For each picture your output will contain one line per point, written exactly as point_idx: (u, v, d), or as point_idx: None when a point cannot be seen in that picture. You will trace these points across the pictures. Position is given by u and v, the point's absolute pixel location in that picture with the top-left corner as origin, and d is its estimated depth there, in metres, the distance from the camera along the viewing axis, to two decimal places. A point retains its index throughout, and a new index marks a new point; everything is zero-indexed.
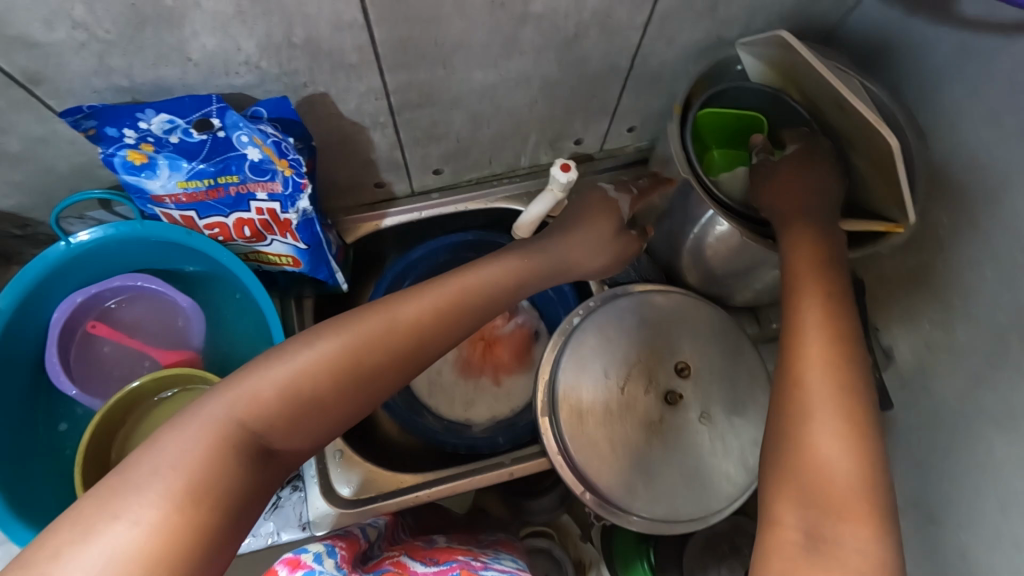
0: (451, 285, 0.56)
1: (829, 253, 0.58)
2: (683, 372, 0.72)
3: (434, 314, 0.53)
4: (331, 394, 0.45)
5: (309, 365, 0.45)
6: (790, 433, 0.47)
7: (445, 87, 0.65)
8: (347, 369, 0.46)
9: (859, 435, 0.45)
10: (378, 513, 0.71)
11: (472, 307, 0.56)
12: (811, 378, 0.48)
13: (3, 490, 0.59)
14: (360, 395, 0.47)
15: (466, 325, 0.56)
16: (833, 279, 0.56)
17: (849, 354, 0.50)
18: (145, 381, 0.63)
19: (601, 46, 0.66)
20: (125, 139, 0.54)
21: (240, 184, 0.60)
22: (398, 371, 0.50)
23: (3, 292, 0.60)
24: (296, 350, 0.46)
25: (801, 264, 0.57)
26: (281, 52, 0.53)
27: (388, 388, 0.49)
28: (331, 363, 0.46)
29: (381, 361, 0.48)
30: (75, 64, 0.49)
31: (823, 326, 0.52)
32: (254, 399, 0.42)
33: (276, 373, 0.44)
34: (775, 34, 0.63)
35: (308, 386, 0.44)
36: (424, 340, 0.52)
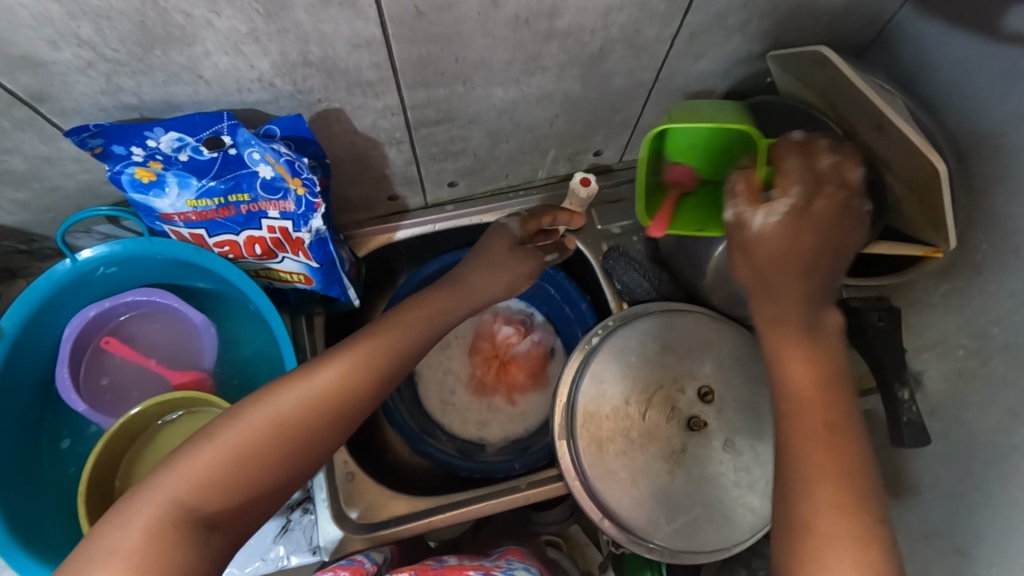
0: (380, 332, 0.57)
1: (830, 367, 0.49)
2: (706, 398, 0.69)
3: (365, 362, 0.54)
4: (267, 454, 0.47)
5: (241, 435, 0.46)
6: (797, 553, 0.44)
7: (464, 104, 0.62)
8: (280, 429, 0.48)
9: (868, 560, 0.43)
10: (390, 540, 0.69)
11: (401, 350, 0.57)
12: (820, 493, 0.45)
13: (15, 515, 0.57)
14: (299, 452, 0.49)
15: (397, 368, 0.56)
16: (835, 401, 0.48)
17: (857, 463, 0.46)
18: (148, 406, 0.62)
19: (626, 61, 0.63)
20: (133, 157, 0.52)
21: (251, 202, 0.58)
22: (336, 423, 0.51)
23: (7, 313, 0.59)
24: (226, 422, 0.47)
25: (801, 395, 0.49)
26: (295, 70, 0.51)
27: (328, 440, 0.51)
28: (263, 428, 0.47)
29: (314, 416, 0.50)
30: (82, 84, 0.47)
31: (830, 441, 0.46)
32: (189, 476, 0.44)
33: (209, 447, 0.46)
34: (811, 51, 0.62)
35: (244, 450, 0.46)
36: (360, 387, 0.53)
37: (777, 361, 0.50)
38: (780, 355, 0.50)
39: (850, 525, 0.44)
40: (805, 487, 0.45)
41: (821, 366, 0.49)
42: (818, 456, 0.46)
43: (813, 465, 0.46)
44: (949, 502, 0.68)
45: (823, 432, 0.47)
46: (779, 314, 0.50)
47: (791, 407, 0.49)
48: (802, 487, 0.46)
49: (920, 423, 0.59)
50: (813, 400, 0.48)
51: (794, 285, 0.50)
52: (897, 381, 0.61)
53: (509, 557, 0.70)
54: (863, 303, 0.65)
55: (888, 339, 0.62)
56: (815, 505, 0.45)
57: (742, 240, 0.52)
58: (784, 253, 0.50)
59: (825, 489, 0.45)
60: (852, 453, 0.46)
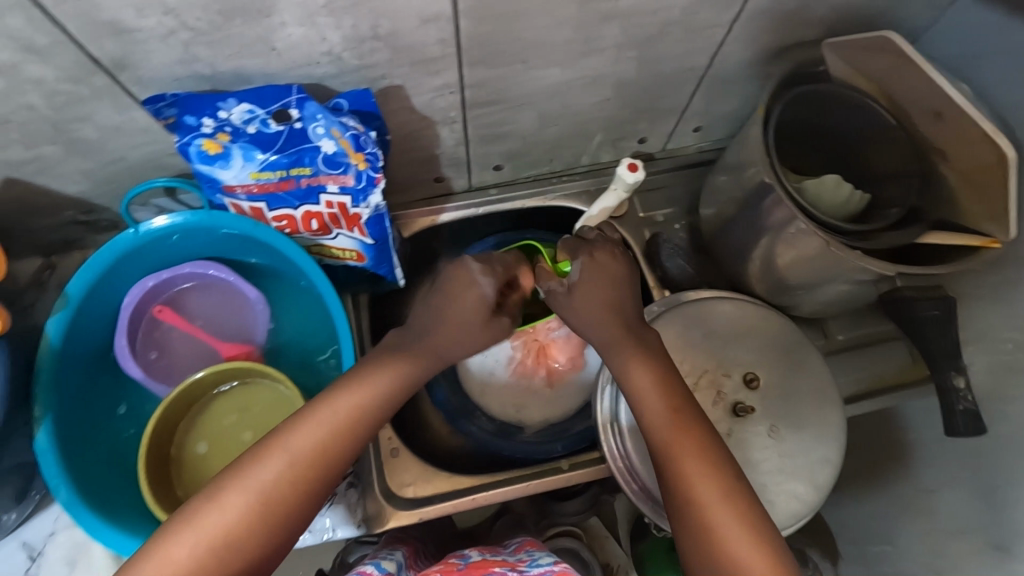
0: (356, 388, 0.54)
1: (666, 371, 0.59)
2: (752, 384, 0.70)
3: (341, 429, 0.51)
4: (254, 525, 0.45)
5: (220, 522, 0.45)
6: (696, 531, 0.51)
7: (520, 84, 0.63)
8: (258, 512, 0.46)
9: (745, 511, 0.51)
10: (434, 514, 0.70)
11: (380, 407, 0.54)
12: (693, 474, 0.53)
13: (79, 474, 0.59)
14: (280, 533, 0.47)
15: (373, 425, 0.54)
16: (678, 402, 0.57)
17: (710, 442, 0.55)
18: (207, 374, 0.63)
19: (682, 45, 0.63)
20: (202, 128, 0.53)
21: (312, 176, 0.59)
22: (314, 496, 0.49)
23: (74, 278, 0.61)
24: (202, 506, 0.45)
25: (649, 401, 0.58)
26: (363, 44, 0.51)
27: (317, 498, 0.49)
28: (241, 513, 0.45)
29: (291, 493, 0.47)
30: (161, 52, 0.48)
31: (688, 436, 0.55)
32: (169, 570, 0.43)
33: (188, 537, 0.44)
34: (876, 35, 0.61)
35: (232, 524, 0.45)
36: (345, 437, 0.51)
37: (623, 370, 0.60)
38: (626, 370, 0.59)
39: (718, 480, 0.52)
40: (681, 475, 0.53)
41: (663, 379, 0.59)
42: (679, 451, 0.54)
43: (681, 455, 0.54)
44: (991, 494, 0.67)
45: (679, 425, 0.56)
46: (609, 342, 0.61)
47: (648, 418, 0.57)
48: (678, 478, 0.53)
49: (976, 411, 0.60)
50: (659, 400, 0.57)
51: (606, 316, 0.61)
52: (953, 370, 0.61)
53: (528, 548, 0.68)
54: (918, 294, 0.65)
55: (942, 329, 0.63)
56: (692, 478, 0.52)
57: (564, 303, 0.63)
58: (591, 290, 0.61)
59: (698, 473, 0.53)
60: (706, 438, 0.55)
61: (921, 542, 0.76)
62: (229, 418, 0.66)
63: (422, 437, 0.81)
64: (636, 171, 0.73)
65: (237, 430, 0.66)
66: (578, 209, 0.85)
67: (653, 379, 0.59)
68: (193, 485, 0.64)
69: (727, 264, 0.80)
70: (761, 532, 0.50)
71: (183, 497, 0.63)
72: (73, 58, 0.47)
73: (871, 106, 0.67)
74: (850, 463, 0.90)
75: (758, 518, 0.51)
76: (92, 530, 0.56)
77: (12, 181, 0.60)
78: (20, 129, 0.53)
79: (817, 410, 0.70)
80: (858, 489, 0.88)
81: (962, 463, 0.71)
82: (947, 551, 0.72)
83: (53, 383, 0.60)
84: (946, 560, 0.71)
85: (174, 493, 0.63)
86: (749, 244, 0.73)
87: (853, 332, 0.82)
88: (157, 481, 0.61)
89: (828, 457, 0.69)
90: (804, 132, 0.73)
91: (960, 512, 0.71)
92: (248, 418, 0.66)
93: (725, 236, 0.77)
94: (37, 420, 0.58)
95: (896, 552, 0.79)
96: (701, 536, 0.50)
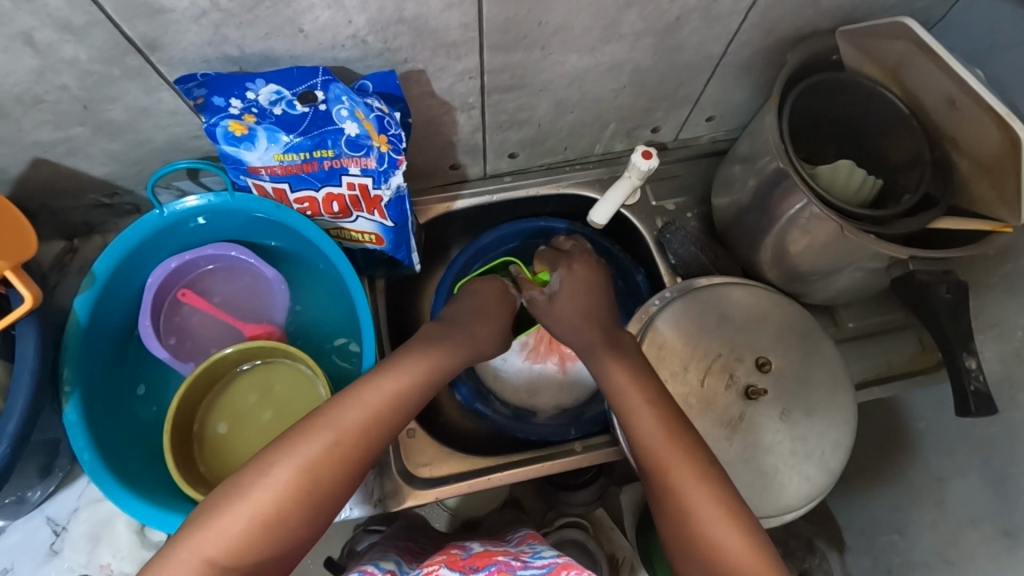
0: (394, 376, 0.55)
1: (640, 364, 0.63)
2: (764, 368, 0.71)
3: (379, 415, 0.52)
4: (298, 510, 0.47)
5: (266, 499, 0.46)
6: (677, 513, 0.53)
7: (539, 70, 0.64)
8: (303, 491, 0.47)
9: (720, 488, 0.52)
10: (450, 494, 0.72)
11: (415, 395, 0.56)
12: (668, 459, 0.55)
13: (104, 448, 0.60)
14: (320, 513, 0.48)
15: (408, 412, 0.55)
16: (654, 395, 0.60)
17: (683, 429, 0.57)
18: (231, 352, 0.66)
19: (700, 32, 0.64)
20: (229, 109, 0.55)
21: (335, 159, 0.60)
22: (352, 479, 0.50)
23: (102, 257, 0.62)
24: (251, 484, 0.46)
25: (627, 390, 0.61)
26: (388, 27, 0.53)
27: (354, 484, 0.51)
28: (287, 493, 0.47)
29: (333, 474, 0.49)
30: (192, 33, 0.49)
31: (664, 424, 0.57)
32: (216, 544, 0.44)
33: (235, 513, 0.45)
34: (894, 21, 0.62)
35: (275, 507, 0.46)
36: (382, 426, 0.52)
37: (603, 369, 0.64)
38: (603, 367, 0.64)
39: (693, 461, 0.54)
40: (660, 461, 0.55)
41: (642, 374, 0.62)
42: (657, 440, 0.56)
43: (660, 444, 0.56)
44: (1000, 483, 0.68)
45: (657, 412, 0.58)
46: (588, 345, 0.66)
47: (629, 411, 0.60)
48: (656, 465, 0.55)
49: (987, 392, 0.61)
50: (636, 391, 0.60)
51: (582, 322, 0.68)
52: (964, 352, 0.62)
53: (530, 541, 0.66)
54: (930, 277, 0.65)
55: (955, 314, 0.64)
56: (667, 463, 0.55)
57: (546, 313, 0.70)
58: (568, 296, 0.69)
59: (675, 460, 0.55)
60: (681, 429, 0.57)
61: (929, 532, 0.76)
62: (250, 398, 0.69)
63: (437, 421, 0.82)
64: (649, 159, 0.75)
65: (258, 409, 0.69)
66: (591, 197, 0.87)
67: (628, 373, 0.62)
68: (215, 461, 0.66)
69: (738, 252, 0.81)
70: (739, 507, 0.51)
71: (207, 473, 0.65)
72: (108, 37, 0.48)
73: (884, 95, 0.68)
74: (859, 453, 0.91)
75: (733, 497, 0.52)
76: (120, 501, 0.58)
77: (40, 161, 0.61)
78: (51, 109, 0.54)
79: (828, 396, 0.71)
80: (867, 479, 0.88)
81: (972, 451, 0.72)
82: (955, 540, 0.72)
83: (81, 359, 0.62)
84: (955, 548, 0.72)
85: (198, 468, 0.65)
86: (760, 231, 0.74)
87: (863, 321, 0.83)
88: (182, 456, 0.63)
89: (840, 441, 0.70)
90: (817, 121, 0.74)
91: (968, 499, 0.71)
92: (269, 397, 0.69)
93: (737, 224, 0.78)
94: (65, 395, 0.59)
95: (906, 542, 0.79)
96: (680, 517, 0.52)
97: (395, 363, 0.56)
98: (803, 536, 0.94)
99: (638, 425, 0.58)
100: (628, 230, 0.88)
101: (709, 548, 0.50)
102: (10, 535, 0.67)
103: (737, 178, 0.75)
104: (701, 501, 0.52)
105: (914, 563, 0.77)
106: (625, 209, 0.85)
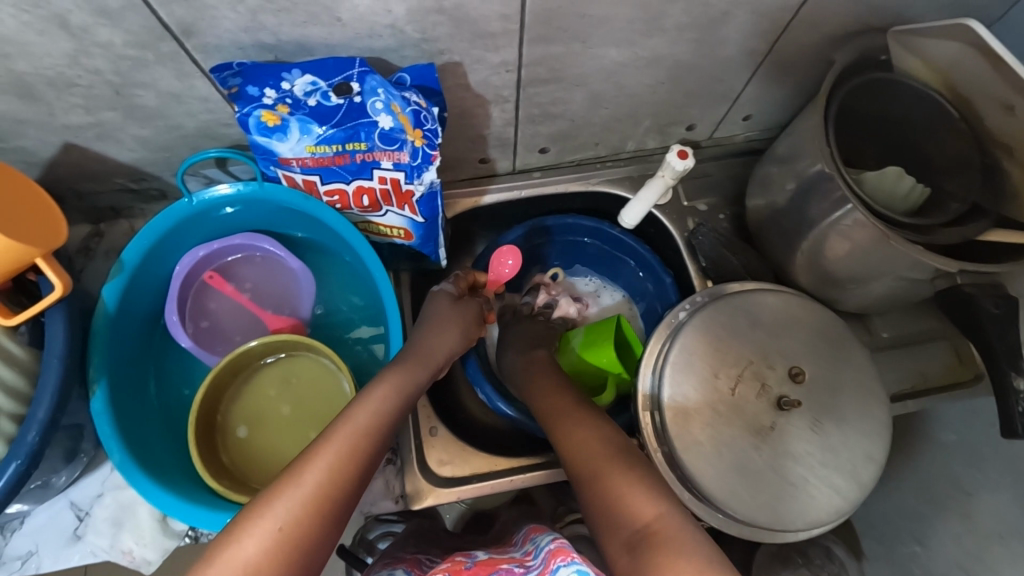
0: (354, 415, 0.53)
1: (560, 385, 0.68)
2: (798, 378, 0.68)
3: (347, 452, 0.50)
4: (275, 559, 0.43)
5: (240, 555, 0.42)
6: (595, 490, 0.51)
7: (577, 63, 0.62)
8: (280, 539, 0.44)
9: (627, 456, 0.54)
10: (472, 494, 0.71)
11: (383, 429, 0.54)
12: (576, 442, 0.57)
13: (128, 434, 0.60)
14: (303, 566, 0.44)
15: (380, 446, 0.53)
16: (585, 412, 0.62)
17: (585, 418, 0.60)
18: (257, 345, 0.66)
19: (746, 28, 0.62)
20: (263, 99, 0.53)
21: (367, 152, 0.58)
22: (336, 518, 0.47)
23: (133, 243, 0.62)
24: (222, 545, 0.43)
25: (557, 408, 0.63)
26: (427, 17, 0.51)
27: (338, 530, 0.47)
28: (260, 546, 0.43)
29: (311, 516, 0.45)
30: (229, 19, 0.48)
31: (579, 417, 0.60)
32: None
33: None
34: (956, 22, 0.59)
35: (251, 561, 0.42)
36: (356, 455, 0.50)
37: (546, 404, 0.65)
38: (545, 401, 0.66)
39: (598, 437, 0.57)
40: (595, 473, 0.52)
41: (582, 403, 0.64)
42: (598, 456, 0.54)
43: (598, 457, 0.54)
44: None
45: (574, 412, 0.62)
46: None
47: (568, 443, 0.58)
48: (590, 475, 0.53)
49: None
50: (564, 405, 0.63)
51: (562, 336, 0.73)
52: (1013, 371, 0.60)
53: (534, 536, 0.64)
54: (979, 289, 0.63)
55: (1005, 327, 0.61)
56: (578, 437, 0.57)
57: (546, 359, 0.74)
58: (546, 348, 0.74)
59: (608, 466, 0.52)
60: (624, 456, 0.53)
61: (952, 544, 0.74)
62: (271, 392, 0.69)
63: (460, 416, 0.82)
64: (686, 159, 0.73)
65: (278, 402, 0.68)
66: (620, 194, 0.85)
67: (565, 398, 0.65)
68: (238, 456, 0.66)
69: (771, 256, 0.79)
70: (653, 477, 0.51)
71: (230, 464, 0.65)
72: (144, 22, 0.47)
73: (932, 97, 0.65)
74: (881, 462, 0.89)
75: (642, 468, 0.52)
76: (146, 491, 0.58)
77: (70, 145, 0.60)
78: (84, 92, 0.54)
79: (860, 407, 0.69)
80: (886, 485, 0.86)
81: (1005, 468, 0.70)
82: (980, 553, 0.70)
83: (109, 345, 0.62)
84: (979, 562, 0.70)
85: (221, 460, 0.65)
86: (797, 235, 0.72)
87: (896, 330, 0.81)
88: (206, 448, 0.63)
89: (871, 453, 0.69)
90: (862, 122, 0.71)
91: (1001, 514, 0.69)
92: (288, 390, 0.69)
93: (773, 227, 0.76)
94: (91, 382, 0.59)
95: (927, 553, 0.77)
96: (595, 489, 0.51)
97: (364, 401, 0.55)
98: (821, 543, 0.90)
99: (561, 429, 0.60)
100: (657, 230, 0.86)
101: (606, 497, 0.50)
102: (36, 518, 0.68)
103: (774, 181, 0.73)
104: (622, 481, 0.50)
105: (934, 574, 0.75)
106: (655, 209, 0.83)
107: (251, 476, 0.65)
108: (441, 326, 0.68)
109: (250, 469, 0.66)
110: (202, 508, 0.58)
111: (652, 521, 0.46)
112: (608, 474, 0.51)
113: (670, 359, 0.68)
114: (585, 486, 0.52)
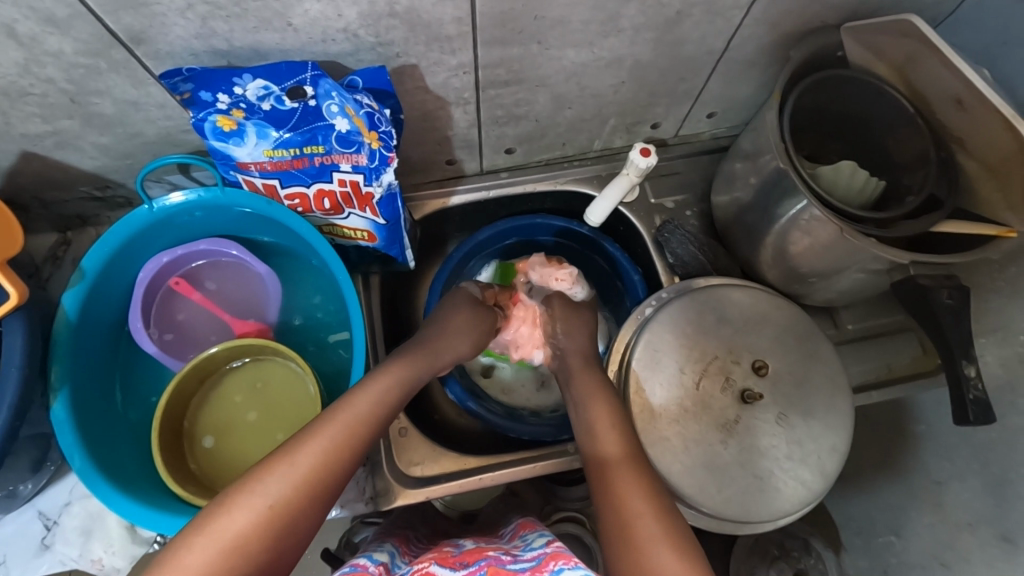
0: (355, 403, 0.56)
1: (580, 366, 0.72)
2: (761, 371, 0.69)
3: (344, 437, 0.53)
4: (261, 531, 0.45)
5: (230, 526, 0.45)
6: (610, 502, 0.55)
7: (535, 65, 0.63)
8: (271, 514, 0.46)
9: (638, 464, 0.58)
10: (443, 494, 0.71)
11: (382, 419, 0.57)
12: (603, 434, 0.62)
13: (91, 442, 0.60)
14: (287, 542, 0.46)
15: (372, 436, 0.55)
16: (616, 407, 0.65)
17: (615, 413, 0.64)
18: (221, 350, 0.66)
19: (702, 26, 0.62)
20: (217, 104, 0.54)
21: (325, 155, 0.59)
22: (321, 498, 0.49)
23: (95, 250, 0.62)
24: (216, 513, 0.45)
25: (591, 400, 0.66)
26: (380, 20, 0.51)
27: (324, 510, 0.49)
28: (251, 518, 0.45)
29: (300, 496, 0.48)
30: (178, 26, 0.48)
31: (610, 412, 0.64)
32: None
33: (199, 546, 0.44)
34: (898, 18, 0.60)
35: (239, 532, 0.45)
36: (351, 438, 0.53)
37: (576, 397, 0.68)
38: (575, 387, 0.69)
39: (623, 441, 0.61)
40: (610, 483, 0.57)
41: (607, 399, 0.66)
42: (615, 464, 0.58)
43: (617, 469, 0.58)
44: (999, 488, 0.67)
45: (608, 406, 0.65)
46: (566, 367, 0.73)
47: (594, 441, 0.62)
48: (607, 483, 0.57)
49: (985, 400, 0.60)
50: (601, 394, 0.67)
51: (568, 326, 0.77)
52: (964, 360, 0.61)
53: (523, 532, 0.65)
54: (932, 281, 0.63)
55: (957, 317, 0.62)
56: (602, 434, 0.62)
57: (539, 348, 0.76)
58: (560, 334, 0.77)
59: (627, 477, 0.57)
60: (645, 467, 0.58)
61: (925, 533, 0.75)
62: (237, 399, 0.69)
63: (433, 418, 0.82)
64: (648, 157, 0.73)
65: (245, 408, 0.69)
66: (588, 193, 0.85)
67: (605, 411, 0.64)
68: (206, 463, 0.66)
69: (738, 251, 0.80)
70: (661, 494, 0.55)
71: (197, 471, 0.65)
72: (92, 30, 0.47)
73: (892, 94, 0.66)
74: (855, 451, 0.89)
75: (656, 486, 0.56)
76: (108, 499, 0.58)
77: (29, 154, 0.60)
78: (38, 101, 0.54)
79: (826, 399, 0.70)
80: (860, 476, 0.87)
81: (971, 456, 0.71)
82: (951, 542, 0.71)
83: (71, 353, 0.62)
84: (952, 551, 0.71)
85: (189, 467, 0.65)
86: (761, 230, 0.72)
87: (863, 323, 0.82)
88: (171, 455, 0.63)
89: (837, 445, 0.69)
90: (821, 117, 0.71)
91: (969, 503, 0.70)
92: (255, 396, 0.69)
93: (739, 222, 0.77)
94: (53, 391, 0.59)
95: (902, 543, 0.78)
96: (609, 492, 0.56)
97: (368, 390, 0.58)
98: (800, 536, 0.91)
99: (595, 430, 0.63)
100: (627, 228, 0.87)
101: (616, 513, 0.53)
102: (4, 527, 0.67)
103: (738, 177, 0.74)
104: (639, 503, 0.54)
105: (910, 565, 0.76)
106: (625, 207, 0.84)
107: (218, 482, 0.65)
108: (453, 327, 0.73)
109: (218, 476, 0.66)
110: (165, 514, 0.58)
111: (653, 541, 0.50)
112: (626, 486, 0.56)
113: (636, 354, 0.69)
114: (597, 494, 0.57)
